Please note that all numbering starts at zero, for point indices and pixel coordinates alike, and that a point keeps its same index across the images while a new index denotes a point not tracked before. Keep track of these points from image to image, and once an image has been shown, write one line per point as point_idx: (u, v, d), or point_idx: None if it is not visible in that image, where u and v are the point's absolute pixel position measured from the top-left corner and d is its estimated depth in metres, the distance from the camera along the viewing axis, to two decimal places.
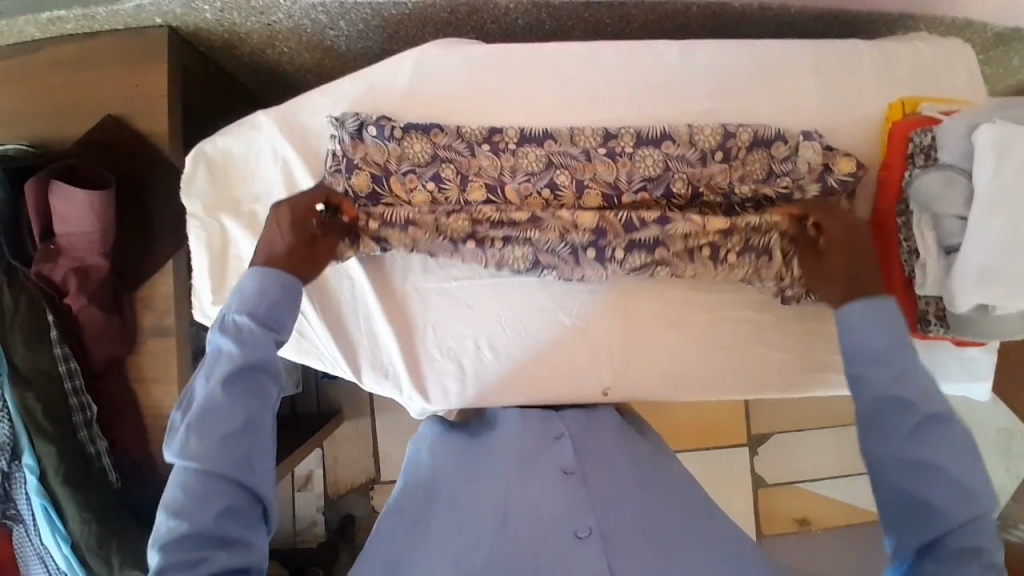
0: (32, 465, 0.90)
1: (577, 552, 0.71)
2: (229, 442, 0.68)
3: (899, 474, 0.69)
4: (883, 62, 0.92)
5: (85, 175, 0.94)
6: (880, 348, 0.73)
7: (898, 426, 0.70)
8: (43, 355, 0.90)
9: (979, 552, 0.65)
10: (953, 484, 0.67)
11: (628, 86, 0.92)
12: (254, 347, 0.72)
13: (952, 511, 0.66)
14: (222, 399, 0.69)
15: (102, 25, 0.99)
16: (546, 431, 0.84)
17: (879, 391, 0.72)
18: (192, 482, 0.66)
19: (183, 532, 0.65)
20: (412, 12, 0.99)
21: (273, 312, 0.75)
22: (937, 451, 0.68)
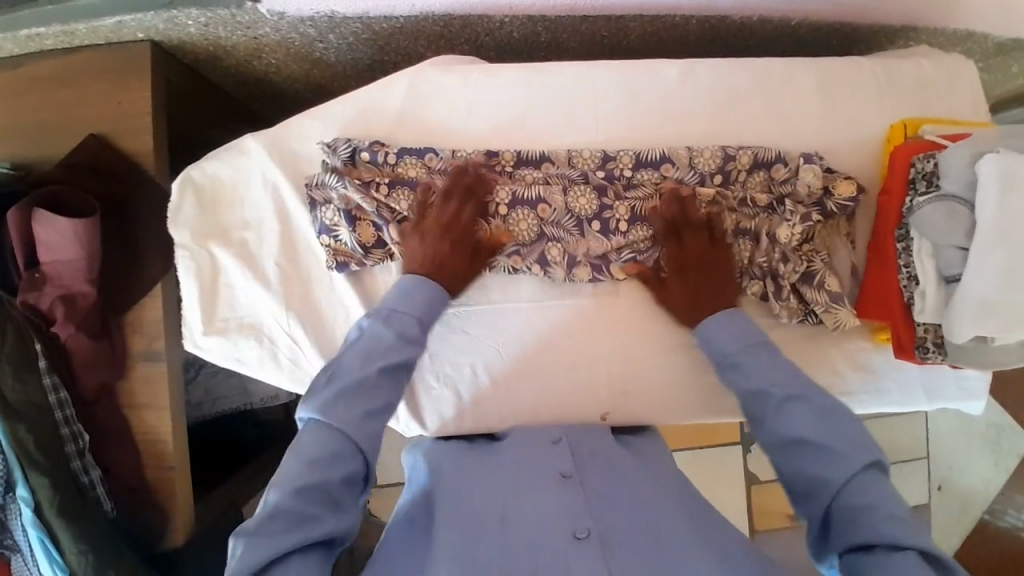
0: (26, 497, 0.87)
1: (576, 554, 0.72)
2: (369, 417, 0.72)
3: (784, 457, 0.74)
4: (885, 80, 0.91)
5: (67, 201, 0.92)
6: (735, 350, 0.80)
7: (765, 412, 0.76)
8: (34, 386, 0.87)
9: (868, 508, 0.66)
10: (829, 455, 0.71)
11: (628, 105, 0.89)
12: (410, 341, 0.77)
13: (831, 477, 0.70)
14: (373, 380, 0.73)
15: (82, 40, 0.96)
16: (544, 436, 0.85)
17: (744, 388, 0.79)
18: (326, 439, 0.69)
19: (307, 482, 0.66)
20: (404, 25, 0.97)
21: (430, 316, 0.79)
22: (808, 426, 0.73)
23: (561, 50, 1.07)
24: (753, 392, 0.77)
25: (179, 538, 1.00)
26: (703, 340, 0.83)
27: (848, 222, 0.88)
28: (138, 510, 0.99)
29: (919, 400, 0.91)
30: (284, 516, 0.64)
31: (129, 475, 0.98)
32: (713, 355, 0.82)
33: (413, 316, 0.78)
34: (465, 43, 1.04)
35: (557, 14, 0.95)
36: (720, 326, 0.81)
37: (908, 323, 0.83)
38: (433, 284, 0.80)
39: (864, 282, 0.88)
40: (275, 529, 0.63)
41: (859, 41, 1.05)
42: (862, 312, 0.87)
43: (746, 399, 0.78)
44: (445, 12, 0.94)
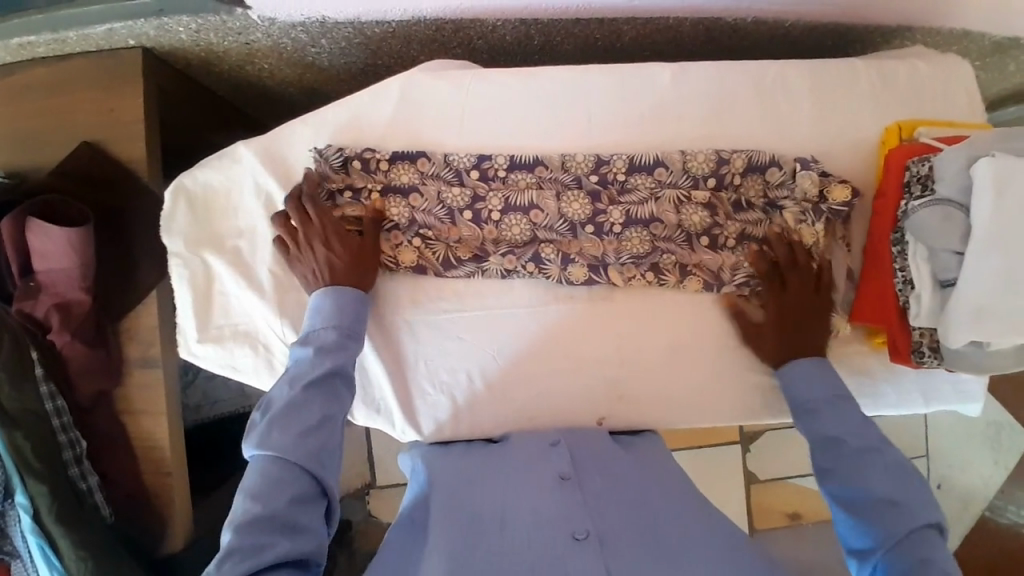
0: (24, 504, 0.87)
1: (575, 555, 0.72)
2: (307, 436, 0.72)
3: (845, 505, 0.75)
4: (881, 81, 0.90)
5: (62, 212, 0.92)
6: (814, 398, 0.82)
7: (837, 458, 0.77)
8: (29, 393, 0.87)
9: (925, 564, 0.69)
10: (892, 506, 0.72)
11: (623, 107, 0.88)
12: (334, 352, 0.77)
13: (892, 528, 0.71)
14: (302, 397, 0.74)
15: (74, 47, 0.96)
16: (542, 439, 0.85)
17: (818, 429, 0.80)
18: (268, 470, 0.70)
19: (256, 515, 0.67)
20: (396, 30, 0.97)
21: (353, 324, 0.80)
22: (877, 476, 0.74)
23: (555, 53, 1.06)
24: (828, 436, 0.79)
25: (177, 543, 1.00)
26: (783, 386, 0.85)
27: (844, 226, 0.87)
28: (137, 516, 0.99)
29: (916, 404, 0.91)
30: (238, 552, 0.65)
31: (126, 481, 0.98)
32: (792, 402, 0.83)
33: (331, 327, 0.78)
34: (459, 46, 1.04)
35: (549, 18, 0.95)
36: (800, 371, 0.84)
37: (904, 328, 0.83)
38: (350, 289, 0.81)
39: (860, 285, 0.87)
40: (233, 564, 0.64)
41: (855, 40, 1.05)
42: (857, 315, 0.87)
43: (819, 442, 0.79)
44: (437, 17, 0.93)
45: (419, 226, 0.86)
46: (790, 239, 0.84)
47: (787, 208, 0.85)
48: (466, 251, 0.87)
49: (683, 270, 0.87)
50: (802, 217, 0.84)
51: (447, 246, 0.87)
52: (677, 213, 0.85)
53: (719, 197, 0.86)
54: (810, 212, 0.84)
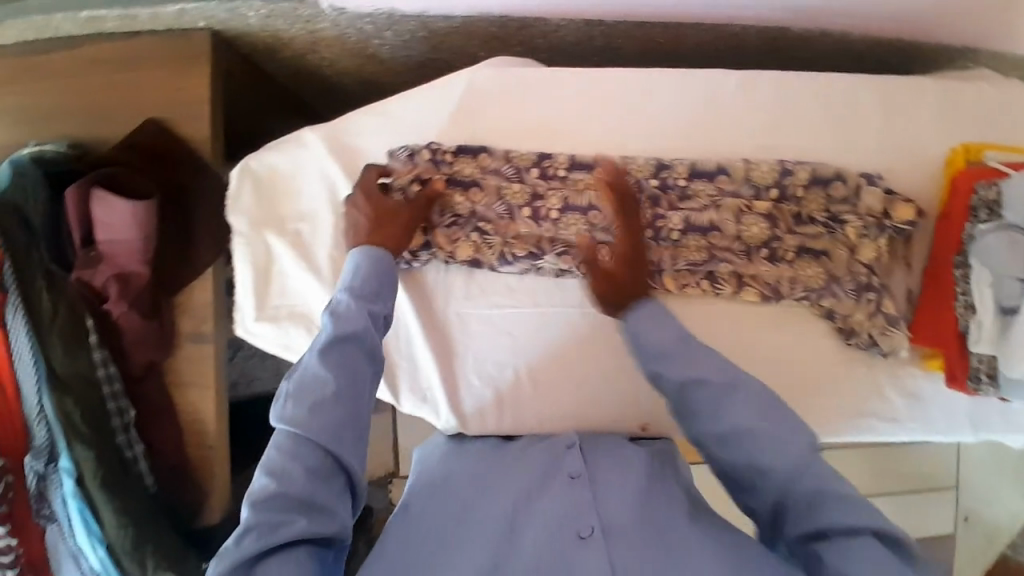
0: (70, 467, 0.90)
1: (581, 555, 0.71)
2: (321, 406, 0.69)
3: (724, 449, 0.71)
4: (948, 104, 0.89)
5: (125, 183, 0.93)
6: (664, 344, 0.76)
7: (703, 402, 0.73)
8: (83, 360, 0.90)
9: (821, 498, 0.66)
10: (776, 442, 0.69)
11: (686, 114, 0.88)
12: (355, 319, 0.74)
13: (777, 466, 0.68)
14: (320, 365, 0.71)
15: (143, 25, 0.97)
16: (558, 441, 0.85)
17: (675, 378, 0.75)
18: (284, 445, 0.67)
19: (272, 491, 0.65)
20: (460, 25, 0.97)
21: (372, 287, 0.77)
22: (747, 415, 0.70)
23: (614, 55, 1.06)
24: (684, 383, 0.74)
25: (214, 516, 1.02)
26: (631, 337, 0.79)
27: (906, 246, 0.86)
28: (179, 486, 1.01)
29: (965, 432, 0.90)
30: (256, 529, 0.64)
31: (171, 452, 0.99)
32: (641, 351, 0.78)
33: (349, 290, 0.76)
34: (520, 44, 1.04)
35: (615, 19, 0.95)
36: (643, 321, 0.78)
37: (962, 355, 0.83)
38: (375, 251, 0.79)
39: (919, 309, 0.86)
40: (251, 542, 0.63)
41: (918, 59, 1.04)
42: (916, 337, 0.86)
43: (680, 390, 0.74)
44: (504, 13, 0.94)
45: (478, 221, 0.87)
46: (852, 258, 0.84)
47: (851, 223, 0.83)
48: (523, 249, 0.87)
49: (739, 281, 0.86)
50: (866, 235, 0.83)
51: (503, 243, 0.87)
52: (737, 224, 0.84)
53: (780, 209, 0.84)
54: (872, 230, 0.83)
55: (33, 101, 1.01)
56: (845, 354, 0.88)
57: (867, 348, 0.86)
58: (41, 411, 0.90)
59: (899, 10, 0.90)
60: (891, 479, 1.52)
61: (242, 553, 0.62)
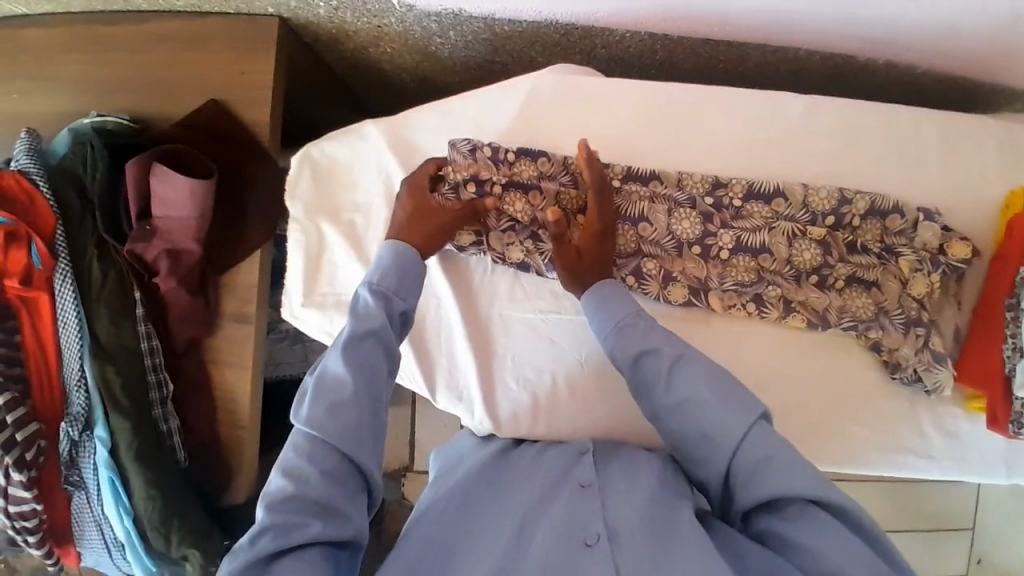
0: (104, 436, 0.93)
1: (587, 560, 0.71)
2: (338, 409, 0.70)
3: (677, 422, 0.74)
4: (1010, 146, 0.89)
5: (187, 162, 0.95)
6: (619, 318, 0.79)
7: (657, 374, 0.76)
8: (127, 331, 0.93)
9: (761, 466, 0.69)
10: (723, 410, 0.71)
11: (747, 134, 0.88)
12: (373, 316, 0.75)
13: (723, 432, 0.71)
14: (338, 366, 0.72)
15: (213, 7, 0.99)
16: (571, 448, 0.85)
17: (628, 352, 0.78)
18: (302, 448, 0.69)
19: (289, 493, 0.66)
20: (524, 30, 0.98)
21: (397, 287, 0.77)
22: (696, 386, 0.73)
23: (672, 70, 1.07)
24: (638, 357, 0.77)
25: (240, 496, 1.02)
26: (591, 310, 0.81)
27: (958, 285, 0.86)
28: (208, 464, 1.01)
29: (1000, 474, 0.89)
30: (271, 530, 0.65)
31: (204, 429, 1.00)
32: (601, 325, 0.80)
33: (376, 288, 0.77)
34: (579, 53, 1.05)
35: (679, 35, 0.95)
36: (606, 294, 0.81)
37: (1006, 397, 0.83)
38: (404, 246, 0.79)
39: (966, 347, 0.86)
40: (266, 543, 0.64)
41: (978, 97, 1.04)
42: (963, 375, 0.85)
43: (636, 364, 0.78)
44: (570, 21, 0.95)
45: (533, 226, 0.86)
46: (903, 290, 0.83)
47: (905, 256, 0.83)
48: None
49: (787, 305, 0.85)
50: (919, 271, 0.82)
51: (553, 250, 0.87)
52: (789, 248, 0.83)
53: (834, 237, 0.84)
54: (926, 265, 0.83)
55: (100, 72, 1.03)
56: (887, 387, 0.87)
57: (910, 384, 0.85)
58: (83, 378, 0.93)
59: (968, 47, 0.90)
60: (907, 516, 1.51)
61: (256, 553, 0.64)
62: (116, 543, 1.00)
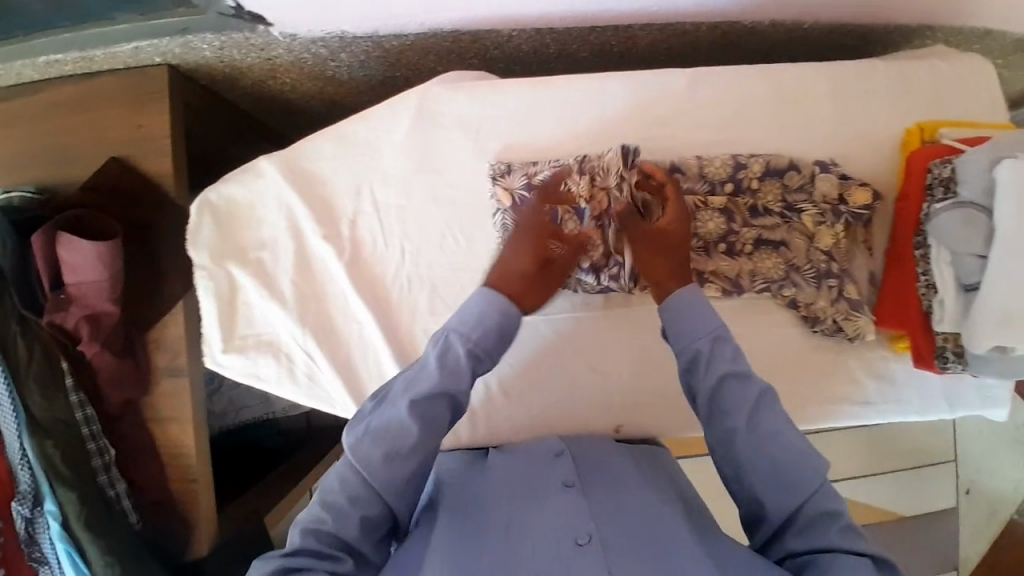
0: (53, 510, 0.89)
1: (581, 561, 0.66)
2: (394, 458, 0.67)
3: (751, 456, 0.68)
4: (900, 86, 0.89)
5: (91, 226, 0.94)
6: (705, 332, 0.72)
7: (740, 402, 0.69)
8: (60, 403, 0.90)
9: (832, 515, 0.65)
10: (803, 462, 0.67)
11: (640, 115, 0.88)
12: (458, 375, 0.70)
13: (804, 480, 0.66)
14: (410, 414, 0.68)
15: (100, 65, 0.98)
16: (545, 449, 0.82)
17: (719, 369, 0.70)
18: (346, 479, 0.67)
19: (326, 525, 0.65)
20: (413, 43, 0.98)
21: (486, 343, 0.72)
22: (781, 426, 0.69)
23: (569, 61, 1.07)
24: (725, 378, 0.70)
25: (202, 548, 1.01)
26: (670, 319, 0.74)
27: (865, 230, 0.87)
28: (164, 522, 1.01)
29: (941, 409, 0.90)
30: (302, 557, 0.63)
31: (155, 487, 1.00)
32: (680, 333, 0.73)
33: (467, 342, 0.71)
34: (475, 57, 1.05)
35: (566, 26, 0.95)
36: (683, 305, 0.73)
37: (927, 337, 0.83)
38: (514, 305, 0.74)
39: (882, 291, 0.87)
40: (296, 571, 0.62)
41: (875, 42, 1.05)
42: (880, 320, 0.86)
43: (717, 387, 0.70)
44: (454, 28, 0.95)
45: None
46: (811, 244, 0.84)
47: (807, 211, 0.84)
48: None
49: (699, 277, 0.84)
50: (823, 223, 0.83)
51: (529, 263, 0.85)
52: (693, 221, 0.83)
53: (736, 203, 0.84)
54: (829, 217, 0.84)
55: None
56: (810, 340, 0.88)
57: (833, 335, 0.87)
58: (22, 457, 0.88)
59: None
60: (893, 458, 1.52)
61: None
62: None
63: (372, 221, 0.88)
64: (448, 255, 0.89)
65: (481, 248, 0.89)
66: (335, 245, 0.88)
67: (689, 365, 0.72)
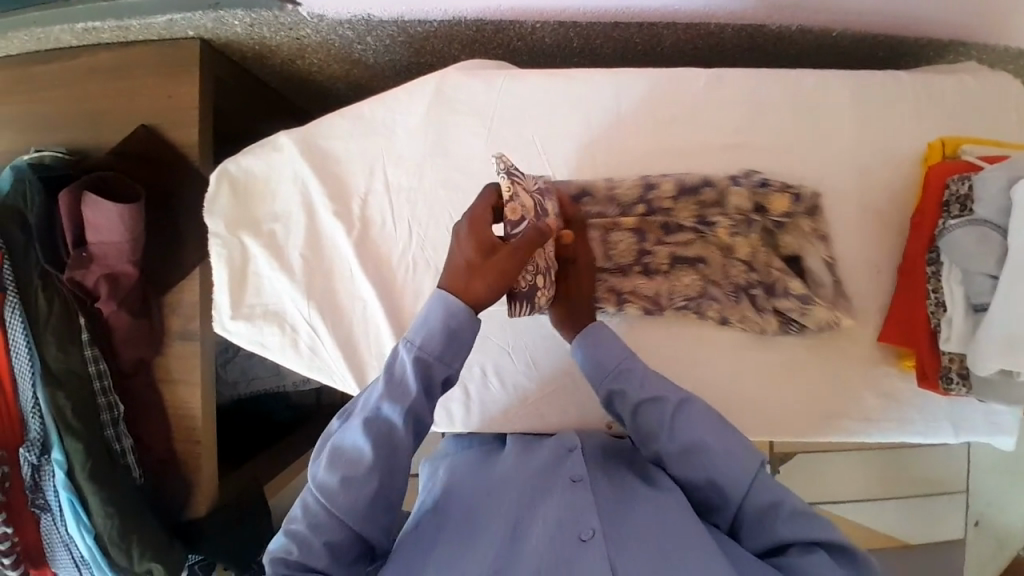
0: (60, 459, 0.92)
1: (582, 559, 0.67)
2: (350, 484, 0.67)
3: (682, 462, 0.74)
4: (924, 99, 0.87)
5: (115, 188, 0.96)
6: (618, 361, 0.78)
7: (659, 419, 0.75)
8: (74, 356, 0.92)
9: (775, 508, 0.70)
10: (730, 457, 0.71)
11: (653, 115, 0.89)
12: (406, 385, 0.69)
13: (735, 479, 0.71)
14: (362, 438, 0.67)
15: (136, 35, 1.01)
16: (560, 444, 0.80)
17: (632, 402, 0.76)
18: (310, 508, 0.68)
19: (294, 553, 0.66)
20: (438, 29, 1.00)
21: (440, 353, 0.69)
22: (705, 431, 0.73)
23: (593, 55, 1.08)
24: (637, 405, 0.76)
25: (201, 509, 1.04)
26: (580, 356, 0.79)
27: (811, 219, 0.86)
28: (164, 481, 1.03)
29: (945, 432, 0.88)
30: None
31: (158, 446, 1.02)
32: (595, 372, 0.78)
33: (417, 354, 0.69)
34: (498, 46, 1.06)
35: (589, 20, 0.96)
36: (595, 344, 0.79)
37: (932, 353, 0.81)
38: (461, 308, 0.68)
39: (892, 307, 0.86)
40: None
41: (905, 54, 1.03)
42: (884, 336, 0.86)
43: (636, 410, 0.76)
44: (478, 17, 0.96)
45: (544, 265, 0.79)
46: (728, 256, 0.86)
47: (716, 225, 0.85)
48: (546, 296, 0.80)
49: (619, 297, 0.87)
50: (733, 236, 0.85)
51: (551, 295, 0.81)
52: (607, 243, 0.86)
53: (649, 224, 0.86)
54: (741, 227, 0.85)
55: (38, 112, 1.07)
56: (811, 351, 0.87)
57: (823, 328, 0.86)
58: (36, 405, 0.92)
59: (875, 8, 0.89)
60: (900, 481, 1.47)
61: None
62: (86, 562, 1.01)
63: (382, 201, 0.90)
64: None
65: None
66: (345, 223, 0.90)
67: (609, 398, 0.78)
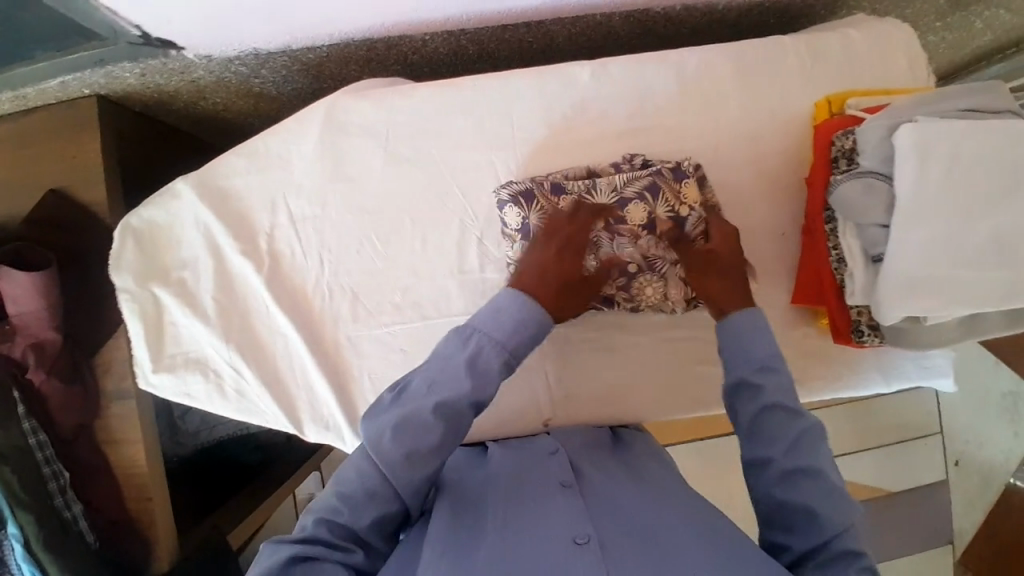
0: (15, 533, 0.89)
1: (578, 561, 0.61)
2: (414, 458, 0.65)
3: (778, 483, 0.66)
4: (809, 59, 0.87)
5: (27, 258, 0.97)
6: (767, 355, 0.71)
7: (782, 430, 0.67)
8: (14, 429, 0.89)
9: (858, 555, 0.61)
10: (833, 498, 0.64)
11: (545, 110, 0.88)
12: (484, 376, 0.69)
13: (832, 517, 0.63)
14: (433, 416, 0.66)
15: (36, 101, 1.02)
16: (541, 450, 0.81)
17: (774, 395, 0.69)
18: (363, 472, 0.66)
19: (341, 515, 0.64)
20: (330, 54, 1.00)
21: (516, 347, 0.71)
22: (819, 460, 0.66)
23: (492, 58, 1.08)
24: (773, 405, 0.68)
25: (163, 565, 1.04)
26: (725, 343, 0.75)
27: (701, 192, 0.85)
28: (121, 541, 1.03)
29: (876, 384, 0.88)
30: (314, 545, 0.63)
31: (111, 507, 1.02)
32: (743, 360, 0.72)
33: (495, 345, 0.70)
34: (396, 63, 1.06)
35: (475, 26, 0.96)
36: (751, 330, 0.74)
37: (841, 309, 0.82)
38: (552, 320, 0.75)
39: (800, 272, 0.86)
40: None
41: (797, 16, 1.03)
42: (796, 298, 0.86)
43: (761, 412, 0.69)
44: (365, 37, 0.96)
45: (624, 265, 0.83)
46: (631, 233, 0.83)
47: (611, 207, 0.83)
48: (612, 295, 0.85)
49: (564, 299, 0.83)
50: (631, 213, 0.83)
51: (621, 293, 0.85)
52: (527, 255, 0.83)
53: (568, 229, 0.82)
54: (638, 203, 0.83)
55: None
56: None
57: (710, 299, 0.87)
58: None
59: None
60: (874, 432, 1.48)
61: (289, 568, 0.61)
62: None
63: (290, 234, 0.90)
64: (366, 260, 0.90)
65: (397, 250, 0.90)
66: (254, 261, 0.90)
67: (738, 387, 0.72)
